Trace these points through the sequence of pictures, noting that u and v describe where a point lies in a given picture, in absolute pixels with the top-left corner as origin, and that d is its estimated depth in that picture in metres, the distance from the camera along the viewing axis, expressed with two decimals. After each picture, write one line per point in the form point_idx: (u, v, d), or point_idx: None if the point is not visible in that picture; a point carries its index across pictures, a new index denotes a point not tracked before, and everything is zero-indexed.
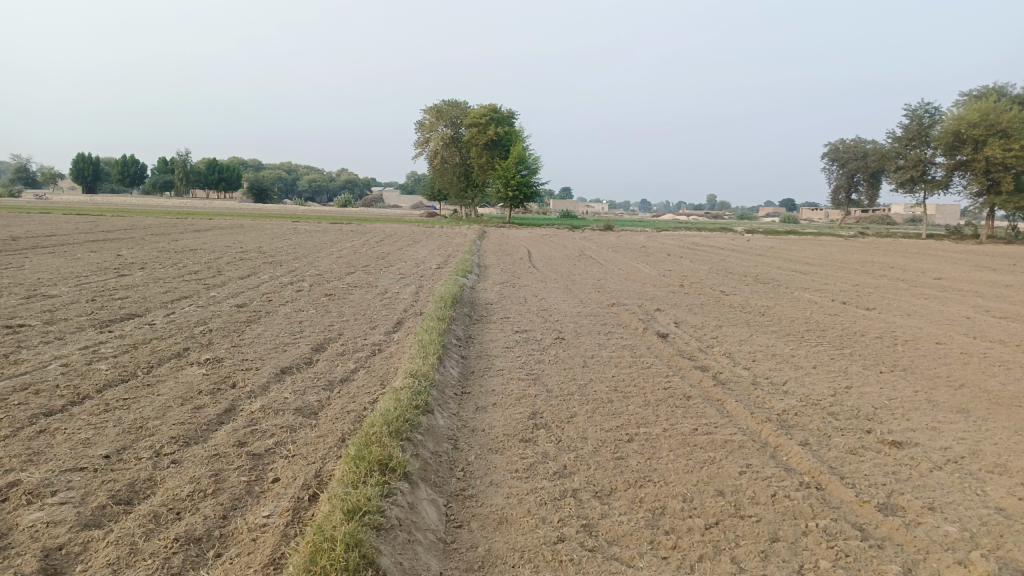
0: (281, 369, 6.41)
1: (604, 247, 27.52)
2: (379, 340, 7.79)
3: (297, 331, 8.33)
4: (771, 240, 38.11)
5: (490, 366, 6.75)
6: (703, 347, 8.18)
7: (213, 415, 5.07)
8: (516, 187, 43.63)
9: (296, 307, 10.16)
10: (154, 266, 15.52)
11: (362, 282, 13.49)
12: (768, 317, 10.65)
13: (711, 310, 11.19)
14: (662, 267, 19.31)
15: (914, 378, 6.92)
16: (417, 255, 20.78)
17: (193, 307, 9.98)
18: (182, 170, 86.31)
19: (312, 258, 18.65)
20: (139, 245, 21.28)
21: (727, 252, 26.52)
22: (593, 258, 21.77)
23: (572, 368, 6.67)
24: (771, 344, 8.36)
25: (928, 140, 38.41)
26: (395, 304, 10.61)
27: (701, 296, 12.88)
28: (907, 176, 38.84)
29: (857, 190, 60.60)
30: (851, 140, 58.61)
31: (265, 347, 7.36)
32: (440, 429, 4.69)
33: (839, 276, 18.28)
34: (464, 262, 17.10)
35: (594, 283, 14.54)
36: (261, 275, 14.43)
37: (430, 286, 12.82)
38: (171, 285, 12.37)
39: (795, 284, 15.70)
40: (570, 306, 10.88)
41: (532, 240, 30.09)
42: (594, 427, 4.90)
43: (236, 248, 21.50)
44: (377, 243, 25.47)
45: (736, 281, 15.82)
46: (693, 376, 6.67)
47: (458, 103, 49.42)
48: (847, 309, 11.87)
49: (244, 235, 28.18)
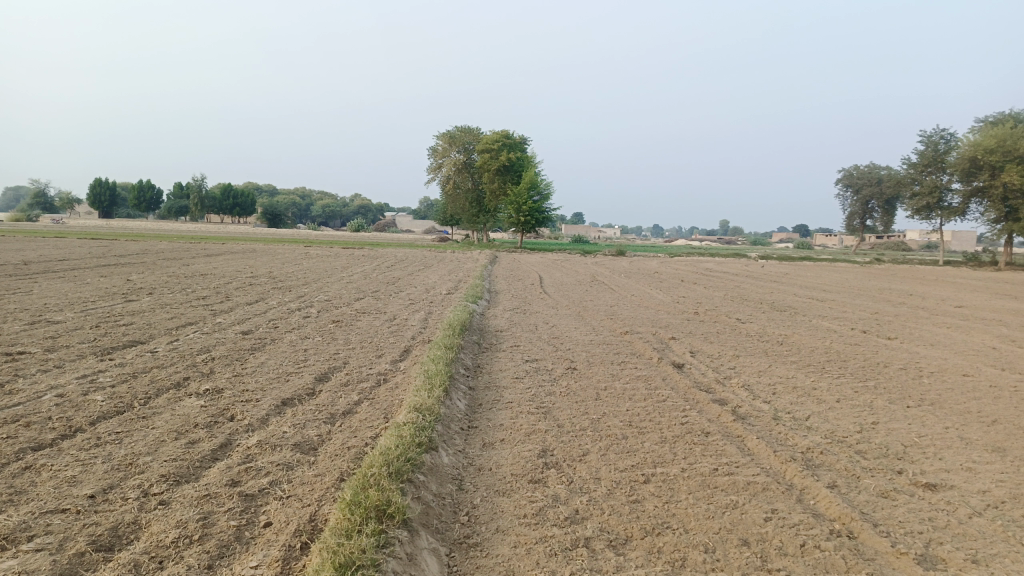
0: (282, 401, 6.19)
1: (617, 273, 27.27)
2: (384, 370, 7.56)
3: (302, 359, 8.12)
4: (786, 266, 37.72)
5: (499, 398, 6.50)
6: (720, 378, 7.88)
7: (208, 450, 4.85)
8: (527, 212, 43.59)
9: (301, 334, 9.97)
10: (162, 292, 15.42)
11: (371, 309, 13.30)
12: (786, 346, 10.34)
13: (727, 338, 10.90)
14: (676, 294, 19.02)
15: (943, 413, 6.59)
16: (428, 281, 20.60)
17: (197, 334, 9.79)
18: (197, 195, 87.18)
19: (322, 284, 18.53)
20: (150, 270, 21.24)
21: (742, 279, 26.21)
22: (606, 284, 21.52)
23: (584, 401, 6.40)
24: (790, 376, 8.05)
25: (944, 166, 38.08)
26: (403, 332, 10.39)
27: (717, 324, 12.59)
28: (923, 202, 38.47)
29: (872, 216, 60.15)
30: (865, 166, 58.36)
31: (268, 377, 7.14)
32: (444, 468, 4.43)
33: (857, 304, 17.92)
34: (474, 288, 16.92)
35: (607, 310, 14.26)
36: (269, 301, 14.28)
37: (439, 313, 12.61)
38: (178, 311, 12.22)
39: (813, 312, 15.37)
40: (583, 335, 10.62)
41: (544, 266, 29.92)
42: (607, 467, 4.63)
43: (247, 273, 21.43)
44: (389, 269, 25.36)
45: (752, 309, 15.51)
46: (711, 410, 6.38)
47: (470, 129, 49.66)
48: (867, 339, 11.54)
49: (255, 260, 28.16)
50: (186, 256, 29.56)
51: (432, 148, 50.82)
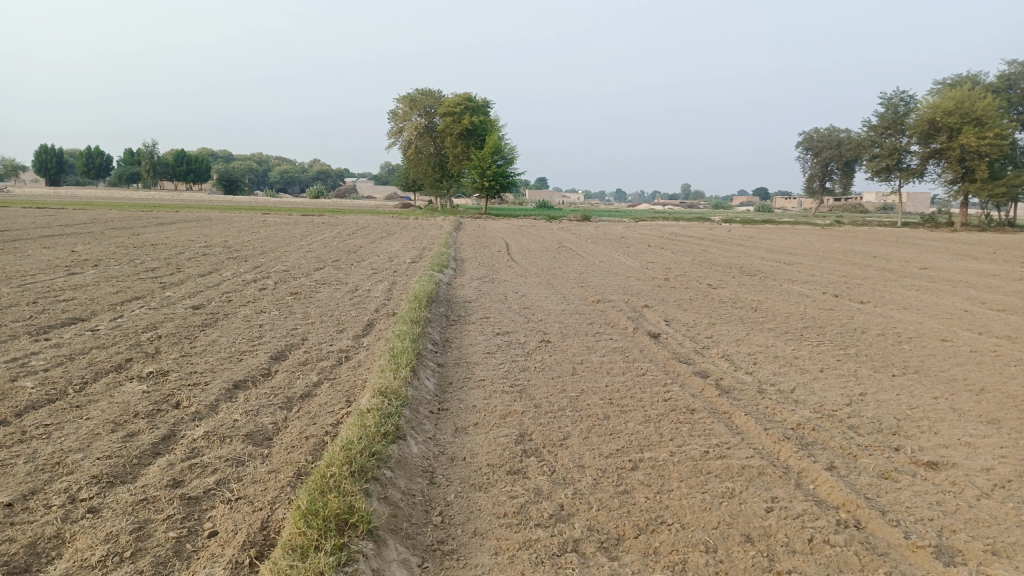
0: (233, 386, 5.69)
1: (584, 238, 26.93)
2: (346, 347, 7.08)
3: (257, 337, 7.58)
4: (749, 229, 37.86)
5: (470, 375, 6.08)
6: (699, 348, 7.58)
7: (147, 444, 4.35)
8: (491, 177, 42.87)
9: (256, 309, 9.39)
10: (108, 263, 14.57)
11: (331, 279, 12.72)
12: (761, 312, 10.09)
13: (701, 305, 10.63)
14: (645, 259, 18.71)
15: (929, 381, 6.38)
16: (391, 248, 19.97)
17: (144, 310, 9.15)
18: (149, 161, 84.24)
19: (280, 253, 17.78)
20: (96, 241, 20.22)
21: (708, 243, 26.08)
22: (573, 250, 21.17)
23: (561, 377, 6.03)
24: (770, 345, 7.79)
25: (903, 128, 38.32)
26: (365, 304, 9.87)
27: (689, 290, 12.33)
28: (882, 165, 38.76)
29: (831, 179, 60.70)
30: (825, 129, 58.73)
31: (219, 357, 6.61)
32: (412, 460, 4.01)
33: (824, 266, 17.86)
34: (439, 256, 16.42)
35: (576, 277, 13.90)
36: (223, 272, 13.59)
37: (403, 283, 12.10)
38: (124, 285, 11.48)
39: (783, 276, 15.22)
40: (554, 304, 10.23)
41: (509, 232, 29.42)
42: (590, 452, 4.26)
43: (201, 242, 20.54)
44: (350, 236, 24.62)
45: (722, 273, 15.29)
46: (694, 384, 6.06)
47: (432, 92, 48.44)
48: (840, 303, 11.37)
49: (210, 229, 27.08)
50: (137, 224, 28.35)
51: (393, 112, 49.53)
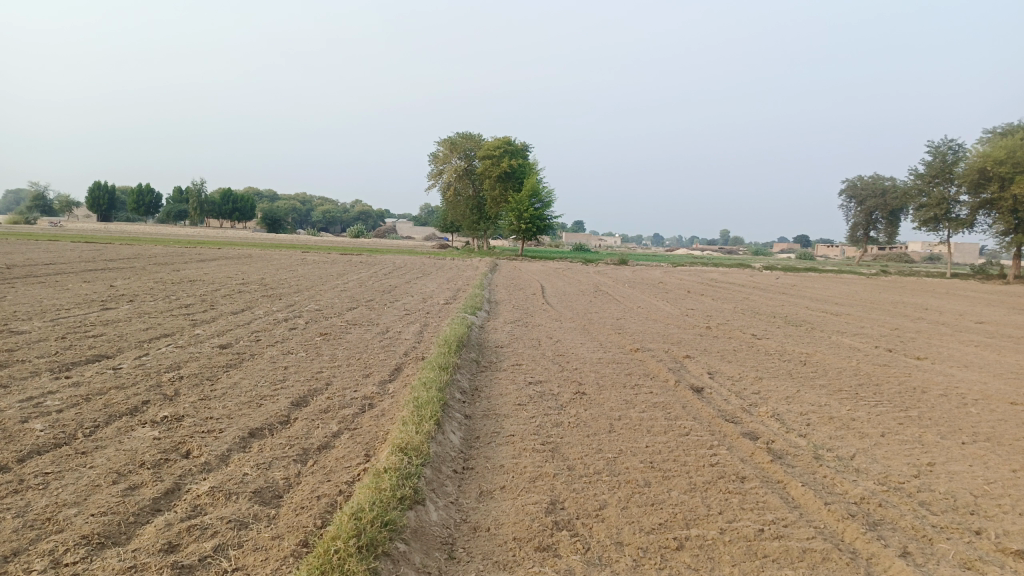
0: (249, 434, 5.38)
1: (622, 283, 26.45)
2: (371, 394, 6.75)
3: (280, 380, 7.29)
4: (791, 277, 36.95)
5: (499, 430, 5.67)
6: (746, 405, 7.06)
7: (147, 499, 4.03)
8: (528, 220, 42.82)
9: (283, 349, 9.14)
10: (144, 299, 14.57)
11: (363, 320, 12.48)
12: (811, 367, 9.51)
13: (745, 357, 10.09)
14: (684, 306, 18.17)
15: (1005, 451, 5.77)
16: (426, 289, 19.83)
17: (170, 349, 8.95)
18: (196, 199, 86.52)
19: (315, 292, 17.67)
20: (136, 276, 20.42)
21: (750, 291, 25.40)
22: (610, 295, 20.75)
23: (597, 435, 5.59)
24: (824, 404, 7.24)
25: (952, 177, 37.32)
26: (395, 347, 9.56)
27: (732, 340, 11.79)
28: (930, 214, 37.72)
29: (876, 228, 59.31)
30: (869, 177, 57.74)
31: (238, 401, 6.31)
32: (431, 530, 3.62)
33: (873, 319, 17.11)
34: (474, 298, 16.14)
35: (613, 323, 13.45)
36: (255, 310, 13.46)
37: (435, 326, 11.80)
38: (155, 321, 11.39)
39: (831, 327, 14.56)
40: (590, 352, 9.79)
41: (545, 275, 29.15)
42: (629, 527, 3.82)
43: (238, 280, 20.65)
44: (386, 276, 24.53)
45: (766, 323, 14.69)
46: (743, 447, 5.56)
47: (472, 135, 48.93)
48: (895, 359, 10.72)
49: (248, 266, 27.31)
50: (179, 260, 28.78)
51: (434, 154, 50.09)
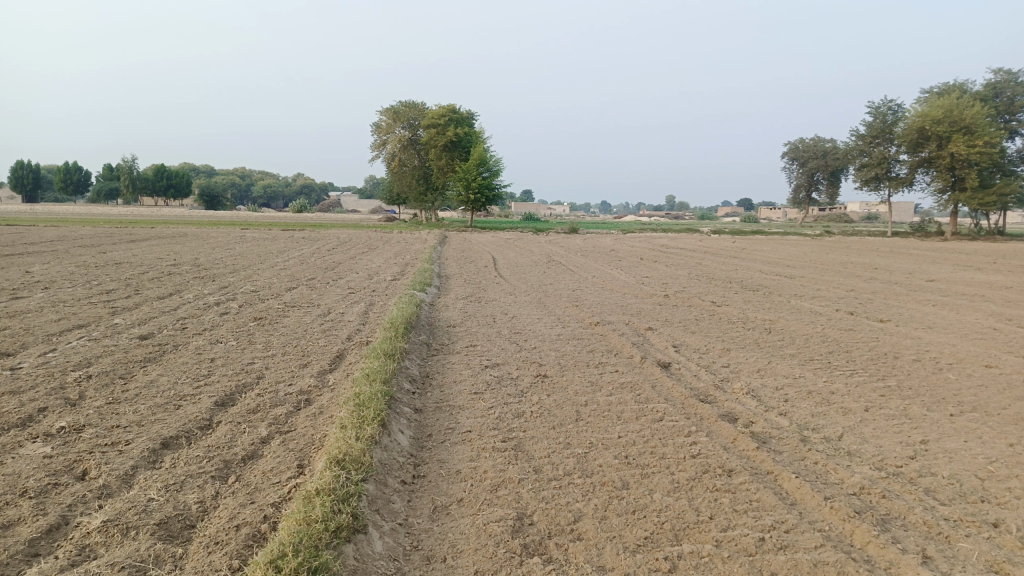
0: (160, 446, 4.60)
1: (573, 252, 25.93)
2: (308, 389, 6.02)
3: (204, 376, 6.48)
4: (740, 240, 37.09)
5: (453, 426, 5.03)
6: (718, 381, 6.57)
7: (22, 542, 3.26)
8: (476, 190, 41.93)
9: (211, 338, 8.28)
10: (61, 285, 13.35)
11: (303, 301, 11.61)
12: (777, 335, 9.11)
13: (709, 326, 9.64)
14: (639, 273, 17.76)
15: (997, 423, 5.40)
16: (371, 265, 18.91)
17: (82, 342, 7.99)
18: (128, 177, 82.83)
19: (252, 272, 16.62)
20: (57, 260, 18.97)
21: (702, 255, 25.17)
22: (563, 264, 20.25)
23: (563, 426, 5.01)
24: (798, 376, 6.82)
25: (892, 137, 37.77)
26: (336, 331, 8.79)
27: (693, 309, 11.37)
28: (871, 174, 38.20)
29: (818, 189, 60.17)
30: (811, 139, 58.45)
31: (151, 404, 5.50)
32: (374, 568, 2.98)
33: (827, 280, 16.99)
34: (422, 273, 15.39)
35: (568, 295, 12.90)
36: (185, 294, 12.44)
37: (381, 305, 11.05)
38: (70, 311, 10.31)
39: (789, 291, 14.30)
40: (547, 327, 9.19)
41: (496, 246, 28.50)
42: (611, 545, 3.25)
43: (169, 261, 19.35)
44: (329, 252, 23.45)
45: (724, 289, 14.35)
46: (724, 431, 5.04)
47: (416, 104, 47.47)
48: (859, 322, 10.44)
49: (182, 246, 25.84)
50: (106, 242, 27.03)
51: (377, 124, 48.49)
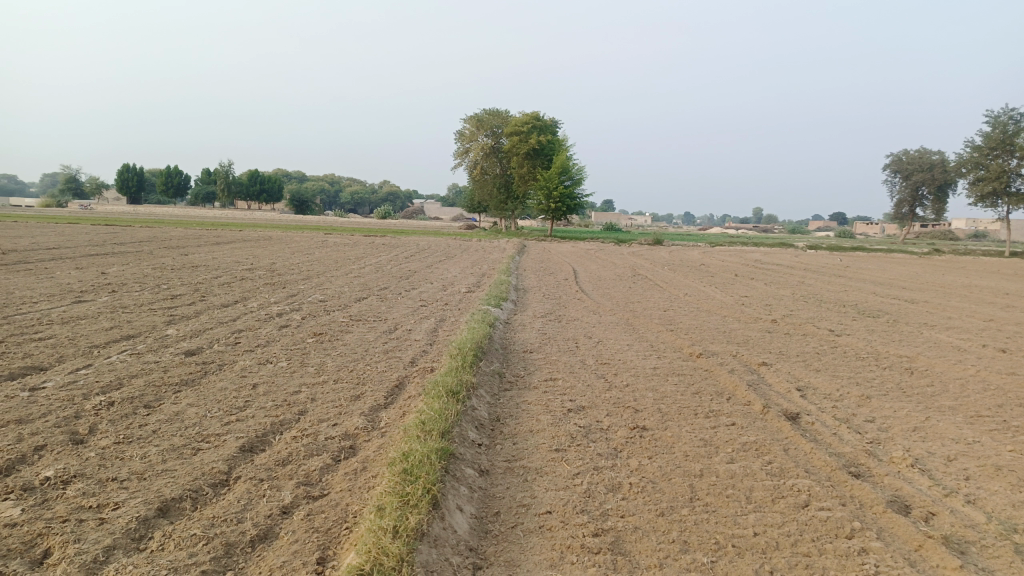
0: (154, 515, 3.60)
1: (660, 265, 24.38)
2: (354, 434, 4.94)
3: (239, 408, 5.50)
4: (839, 257, 34.36)
5: (528, 501, 3.85)
6: (869, 447, 5.14)
7: None
8: (557, 199, 40.75)
9: (261, 357, 7.36)
10: (128, 289, 12.91)
11: (369, 315, 10.67)
12: (923, 379, 7.51)
13: (834, 363, 8.08)
14: (736, 292, 16.15)
15: None
16: (447, 275, 17.99)
17: (121, 358, 7.21)
18: (224, 181, 85.88)
19: (324, 280, 15.97)
20: (137, 261, 18.90)
21: (802, 273, 23.13)
22: (649, 279, 18.82)
23: (676, 512, 3.74)
24: (973, 443, 5.30)
25: (1013, 148, 34.28)
26: (399, 354, 7.75)
27: (809, 338, 9.81)
28: (988, 189, 34.78)
29: (922, 204, 55.86)
30: (916, 150, 54.47)
31: (165, 447, 4.54)
32: None
33: (955, 307, 14.91)
34: (499, 286, 14.31)
35: (659, 316, 11.51)
36: (248, 302, 11.75)
37: (452, 323, 9.99)
38: (125, 318, 9.70)
39: (917, 320, 12.40)
40: (640, 358, 7.88)
41: (577, 257, 27.32)
42: None
43: (245, 265, 18.98)
44: (406, 260, 22.74)
45: (838, 315, 12.59)
46: (900, 533, 3.68)
47: (498, 111, 46.82)
48: (1020, 363, 8.65)
49: (263, 249, 25.77)
50: (191, 244, 27.27)
51: (459, 131, 48.08)
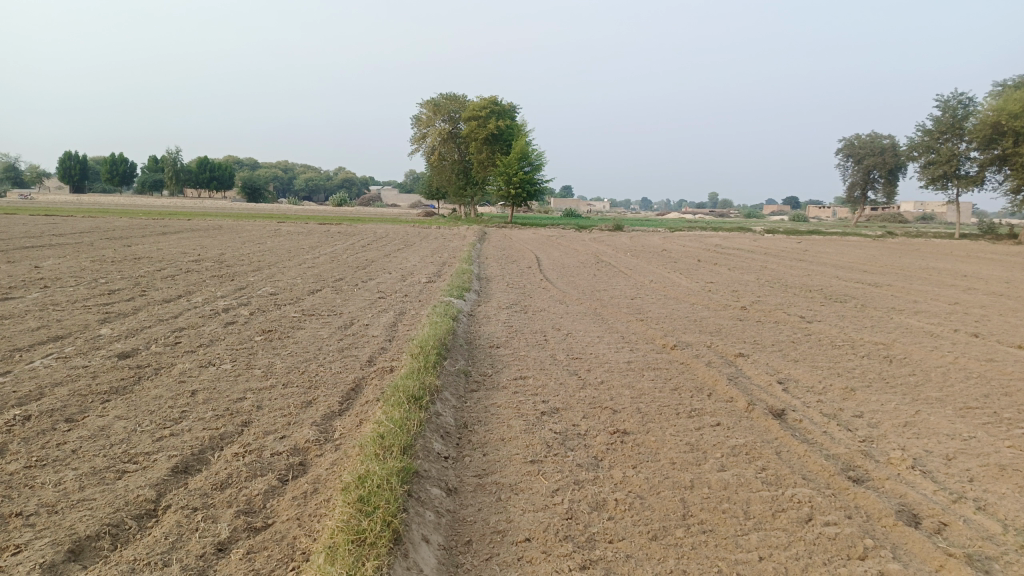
0: (63, 559, 3.03)
1: (622, 251, 24.06)
2: (306, 449, 4.41)
3: (174, 420, 4.90)
4: (797, 241, 34.58)
5: (502, 525, 3.39)
6: (865, 446, 4.81)
7: None
8: (517, 184, 40.24)
9: (203, 359, 6.72)
10: (61, 284, 12.03)
11: (324, 308, 10.06)
12: (903, 368, 7.25)
13: (812, 353, 7.79)
14: (702, 278, 15.89)
15: None
16: (406, 264, 17.38)
17: (45, 362, 6.52)
18: (173, 168, 83.14)
19: (276, 271, 15.22)
20: (74, 254, 17.82)
21: (764, 257, 23.05)
22: (613, 265, 18.49)
23: (671, 535, 3.31)
24: (969, 439, 5.01)
25: (963, 132, 34.85)
26: (356, 352, 7.19)
27: (781, 326, 9.54)
28: (939, 172, 35.34)
29: (874, 188, 56.84)
30: (867, 134, 55.34)
31: (85, 470, 3.94)
32: None
33: (918, 290, 14.88)
34: (460, 275, 13.80)
35: (627, 304, 11.13)
36: (192, 297, 11.02)
37: (413, 316, 9.46)
38: (55, 317, 8.93)
39: (884, 305, 12.27)
40: (613, 351, 7.47)
41: (538, 244, 26.88)
42: None
43: (192, 257, 18.06)
44: (363, 249, 21.99)
45: (806, 301, 12.38)
46: (917, 550, 3.32)
47: (456, 96, 45.99)
48: (994, 348, 8.49)
49: (213, 239, 24.72)
50: (136, 234, 26.02)
51: (416, 116, 47.10)
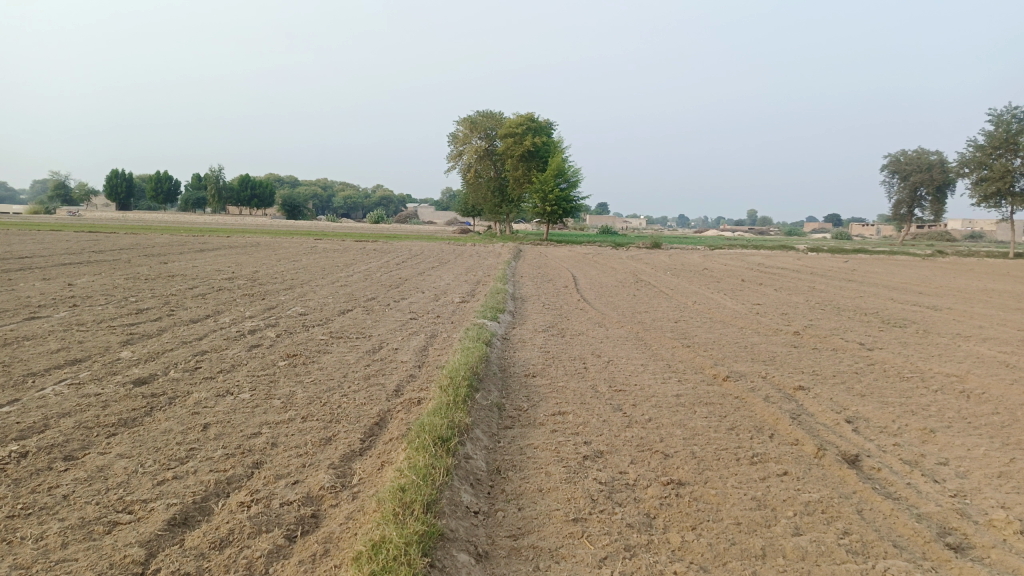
0: None
1: (662, 270, 23.35)
2: (318, 498, 3.92)
3: (180, 460, 4.47)
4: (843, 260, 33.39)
5: None
6: (960, 504, 4.14)
7: None
8: (552, 201, 39.75)
9: (221, 387, 6.31)
10: (90, 303, 11.83)
11: (352, 331, 9.63)
12: (985, 405, 6.51)
13: (878, 386, 7.09)
14: (748, 300, 15.14)
15: None
16: (440, 283, 16.96)
17: (57, 389, 6.18)
18: (215, 186, 84.56)
19: (308, 290, 14.90)
20: (110, 270, 17.75)
21: (811, 277, 22.10)
22: (653, 285, 17.82)
23: None
24: None
25: (1018, 147, 33.29)
26: (382, 381, 6.72)
27: (840, 355, 8.82)
28: (992, 189, 33.85)
29: (921, 205, 55.01)
30: (914, 150, 53.65)
31: (71, 522, 3.51)
32: None
33: (981, 314, 13.92)
34: (495, 295, 13.30)
35: (671, 328, 10.51)
36: (219, 317, 10.68)
37: (445, 340, 8.97)
38: (78, 338, 8.66)
39: (948, 330, 11.41)
40: (660, 382, 6.87)
41: (575, 262, 26.31)
42: None
43: (226, 274, 17.87)
44: (397, 267, 21.64)
45: (863, 325, 11.59)
46: None
47: (492, 113, 45.84)
48: None
49: (249, 256, 24.62)
50: (174, 252, 26.12)
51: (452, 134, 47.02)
